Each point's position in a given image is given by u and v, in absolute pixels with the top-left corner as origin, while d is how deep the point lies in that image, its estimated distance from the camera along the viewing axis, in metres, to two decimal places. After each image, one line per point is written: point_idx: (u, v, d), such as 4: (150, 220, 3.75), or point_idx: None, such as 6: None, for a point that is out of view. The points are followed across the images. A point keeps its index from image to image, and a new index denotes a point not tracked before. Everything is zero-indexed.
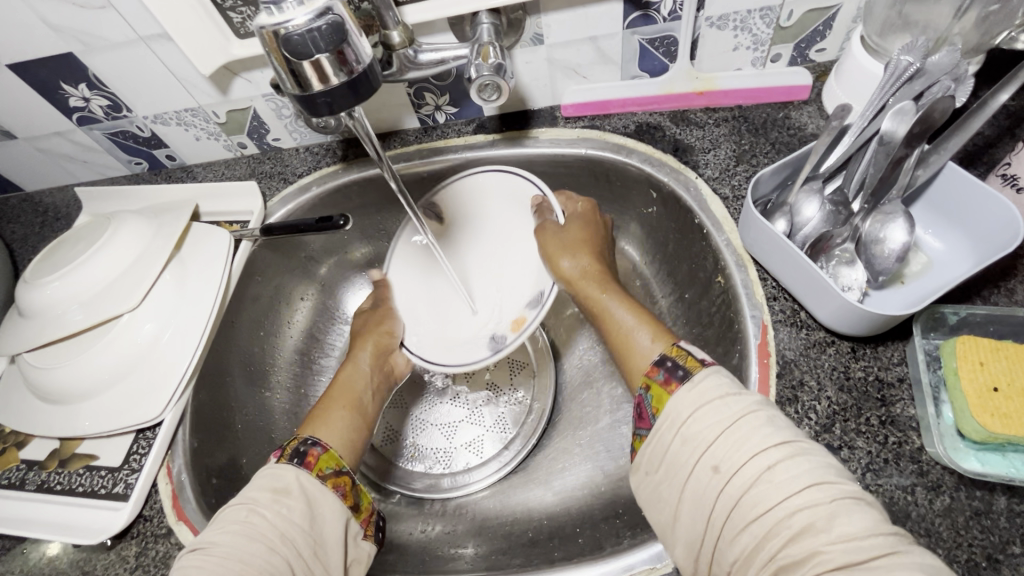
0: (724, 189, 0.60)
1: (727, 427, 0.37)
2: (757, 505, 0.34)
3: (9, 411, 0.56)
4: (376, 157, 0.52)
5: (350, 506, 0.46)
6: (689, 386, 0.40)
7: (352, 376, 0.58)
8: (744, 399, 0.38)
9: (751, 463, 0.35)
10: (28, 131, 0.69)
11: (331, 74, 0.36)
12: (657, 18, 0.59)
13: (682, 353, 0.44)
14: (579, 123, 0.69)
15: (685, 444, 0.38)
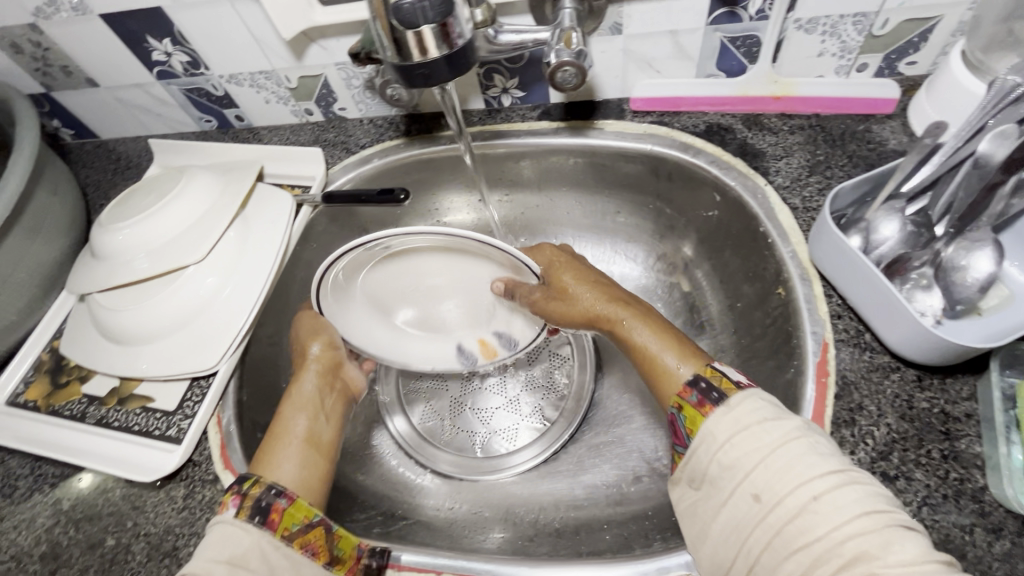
0: (794, 199, 0.58)
1: (767, 456, 0.37)
2: (803, 535, 0.34)
3: (76, 346, 0.60)
4: (457, 131, 0.54)
5: (325, 562, 0.45)
6: (726, 410, 0.40)
7: (296, 408, 0.53)
8: (785, 426, 0.38)
9: (794, 493, 0.35)
10: (110, 80, 0.72)
11: (432, 47, 0.36)
12: (743, 16, 0.58)
13: (716, 373, 0.42)
14: (647, 118, 0.67)
15: (724, 473, 0.38)
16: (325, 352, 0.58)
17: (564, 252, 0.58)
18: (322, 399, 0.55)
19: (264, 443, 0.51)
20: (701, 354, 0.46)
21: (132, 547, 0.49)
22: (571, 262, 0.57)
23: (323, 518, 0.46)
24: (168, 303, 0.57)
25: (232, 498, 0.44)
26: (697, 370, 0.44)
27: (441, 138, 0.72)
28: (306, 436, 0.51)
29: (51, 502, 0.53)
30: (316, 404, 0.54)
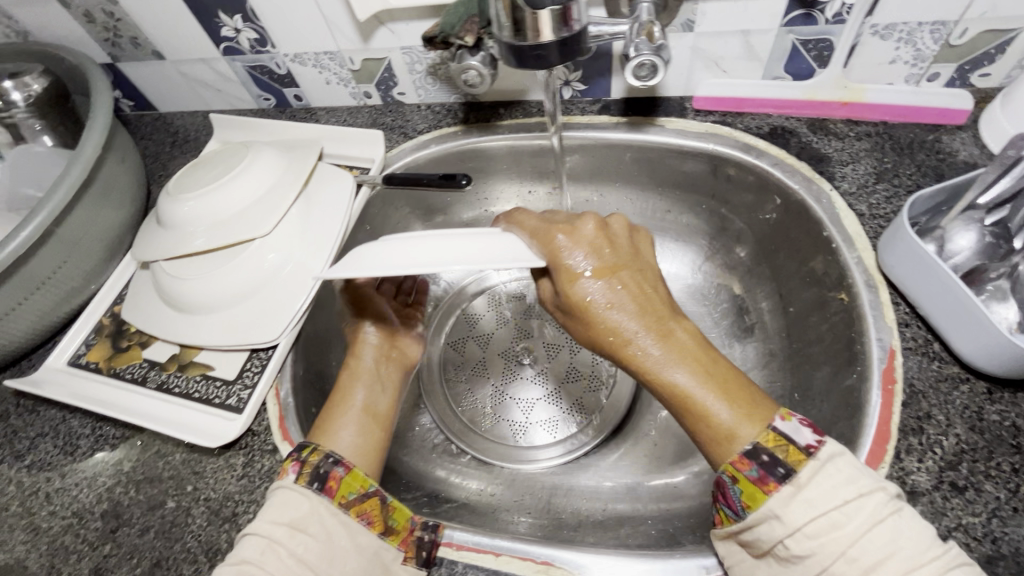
0: (860, 205, 0.57)
1: (848, 548, 0.35)
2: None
3: (139, 312, 0.61)
4: (551, 118, 0.58)
5: (379, 532, 0.44)
6: (797, 489, 0.38)
7: (353, 378, 0.54)
8: (868, 508, 0.36)
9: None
10: (177, 54, 0.73)
11: (548, 29, 0.39)
12: (819, 19, 0.57)
13: (780, 442, 0.40)
14: (709, 117, 0.67)
15: (797, 559, 0.37)
16: (378, 327, 0.58)
17: (584, 248, 0.48)
18: (380, 370, 0.56)
19: (325, 411, 0.51)
20: (757, 410, 0.43)
21: (191, 510, 0.50)
22: (591, 258, 0.48)
23: (377, 489, 0.46)
24: (232, 275, 0.57)
25: (292, 464, 0.45)
26: (755, 435, 0.41)
27: (499, 128, 0.72)
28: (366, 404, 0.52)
29: (112, 462, 0.54)
30: (374, 374, 0.55)
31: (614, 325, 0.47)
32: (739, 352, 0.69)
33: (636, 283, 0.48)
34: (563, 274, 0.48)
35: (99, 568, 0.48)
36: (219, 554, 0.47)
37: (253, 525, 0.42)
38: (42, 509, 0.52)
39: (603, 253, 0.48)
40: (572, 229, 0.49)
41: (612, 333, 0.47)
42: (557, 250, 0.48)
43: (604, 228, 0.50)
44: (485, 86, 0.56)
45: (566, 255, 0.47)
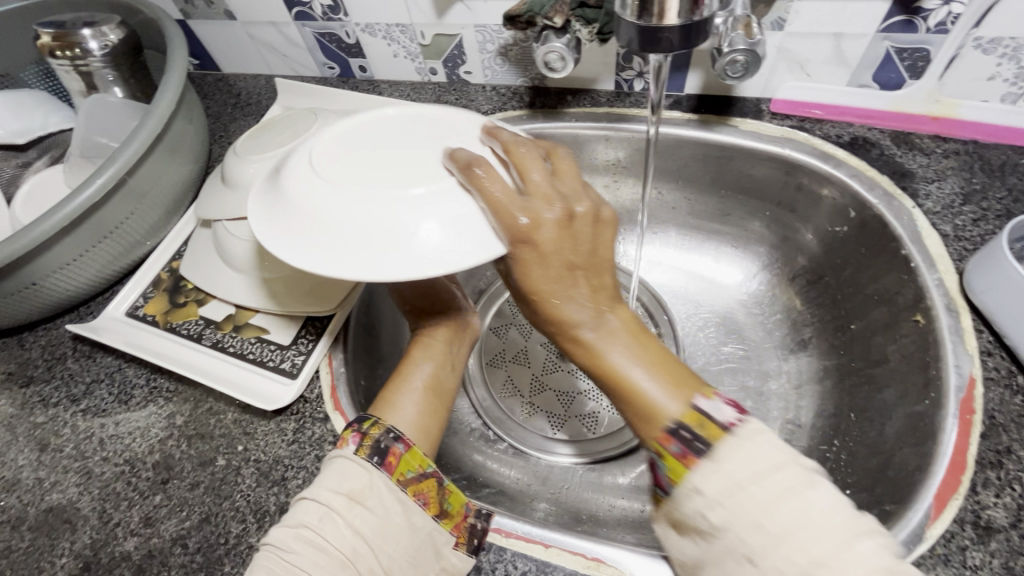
0: (945, 226, 0.55)
1: (765, 519, 0.32)
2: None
3: (198, 270, 0.61)
4: (652, 110, 0.55)
5: (434, 514, 0.44)
6: (712, 459, 0.35)
7: (421, 356, 0.54)
8: (781, 478, 0.33)
9: (788, 555, 0.31)
10: (249, 16, 0.73)
11: (674, 13, 0.39)
12: (920, 27, 0.55)
13: (700, 419, 0.36)
14: (786, 122, 0.65)
15: (717, 534, 0.34)
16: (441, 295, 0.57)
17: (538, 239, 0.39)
18: (449, 346, 0.55)
19: (390, 384, 0.51)
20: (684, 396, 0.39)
21: (241, 470, 0.50)
22: (551, 253, 0.39)
23: (434, 470, 0.45)
24: None
25: (352, 435, 0.45)
26: (675, 412, 0.37)
27: (565, 115, 0.70)
28: (435, 381, 0.52)
29: (165, 415, 0.54)
30: (443, 352, 0.55)
31: (564, 317, 0.41)
32: (792, 365, 0.67)
33: (593, 270, 0.41)
34: (517, 265, 0.40)
35: (149, 517, 0.49)
36: (267, 516, 0.48)
37: (313, 492, 0.42)
38: (95, 453, 0.53)
39: (566, 245, 0.39)
40: (533, 222, 0.38)
41: (558, 324, 0.41)
42: (522, 247, 0.39)
43: (575, 215, 0.39)
44: (569, 65, 0.54)
45: (517, 238, 0.39)
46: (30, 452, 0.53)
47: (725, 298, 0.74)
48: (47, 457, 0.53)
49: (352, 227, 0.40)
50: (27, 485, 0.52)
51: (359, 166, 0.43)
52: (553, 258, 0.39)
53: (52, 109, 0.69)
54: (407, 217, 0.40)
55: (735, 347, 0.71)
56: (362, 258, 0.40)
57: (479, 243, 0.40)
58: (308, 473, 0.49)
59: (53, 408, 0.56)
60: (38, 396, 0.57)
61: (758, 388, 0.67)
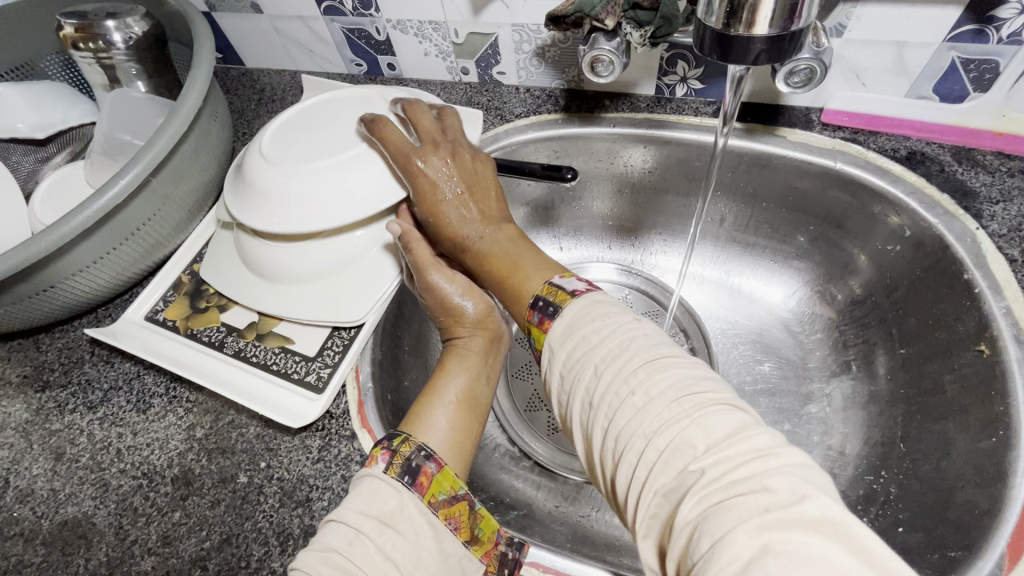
0: (1012, 250, 0.51)
1: (596, 360, 0.38)
2: (632, 435, 0.34)
3: (219, 275, 0.59)
4: (727, 121, 0.52)
5: (464, 540, 0.41)
6: (561, 320, 0.42)
7: (455, 369, 0.51)
8: (611, 326, 0.39)
9: (619, 392, 0.35)
10: (276, 9, 0.70)
11: (767, 20, 0.36)
12: (991, 37, 0.52)
13: (553, 289, 0.45)
14: (838, 133, 0.62)
15: (567, 386, 0.39)
16: (474, 301, 0.54)
17: (430, 170, 0.53)
18: (483, 356, 0.53)
19: (422, 399, 0.49)
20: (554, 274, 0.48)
21: (264, 489, 0.48)
22: (441, 183, 0.53)
23: (467, 493, 0.43)
24: (319, 251, 0.55)
25: (382, 452, 0.42)
26: (537, 290, 0.46)
27: (603, 120, 0.67)
28: (470, 395, 0.49)
29: (184, 426, 0.52)
30: (478, 366, 0.52)
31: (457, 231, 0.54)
32: (834, 387, 0.64)
33: (476, 193, 0.55)
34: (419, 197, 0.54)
35: (168, 536, 0.47)
36: (290, 539, 0.45)
37: (341, 513, 0.39)
38: (112, 465, 0.51)
39: (452, 179, 0.54)
40: (422, 159, 0.53)
41: (455, 238, 0.54)
42: (416, 181, 0.53)
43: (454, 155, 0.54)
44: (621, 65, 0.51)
45: (415, 174, 0.53)
46: (45, 461, 0.51)
47: (762, 315, 0.71)
48: (62, 468, 0.51)
49: (293, 187, 0.52)
50: (41, 497, 0.50)
51: (291, 141, 0.55)
52: (443, 183, 0.53)
53: (74, 102, 0.67)
54: (337, 175, 0.53)
55: (773, 367, 0.68)
56: (308, 211, 0.52)
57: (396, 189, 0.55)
58: (334, 494, 0.47)
59: (70, 415, 0.54)
60: (55, 402, 0.55)
61: (797, 411, 0.65)
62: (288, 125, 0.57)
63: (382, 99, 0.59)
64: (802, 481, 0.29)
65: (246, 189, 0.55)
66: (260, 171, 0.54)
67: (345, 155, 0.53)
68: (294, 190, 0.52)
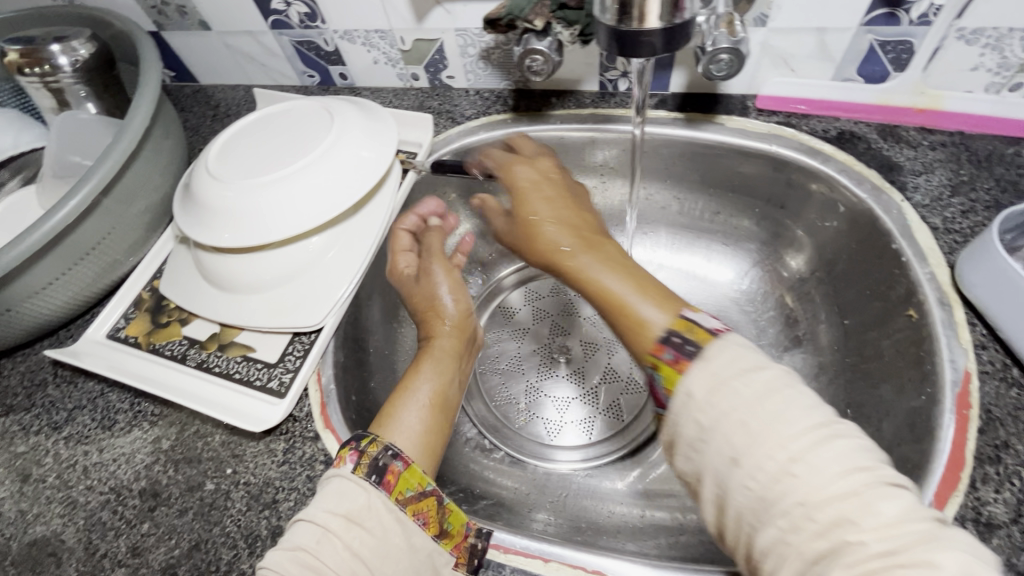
0: (934, 218, 0.54)
1: (740, 412, 0.35)
2: (786, 499, 0.32)
3: (179, 289, 0.60)
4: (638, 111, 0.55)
5: (434, 535, 0.42)
6: (702, 361, 0.37)
7: (427, 370, 0.53)
8: (759, 377, 0.35)
9: (773, 454, 0.33)
10: (224, 26, 0.71)
11: (655, 15, 0.39)
12: (903, 19, 0.55)
13: (690, 324, 0.39)
14: (772, 118, 0.64)
15: (705, 435, 0.36)
16: (455, 301, 0.58)
17: (527, 174, 0.56)
18: (454, 360, 0.55)
19: (395, 397, 0.50)
20: (673, 302, 0.42)
21: (231, 494, 0.49)
22: (535, 185, 0.55)
23: (435, 488, 0.44)
24: (274, 258, 0.57)
25: (350, 453, 0.43)
26: (667, 322, 0.40)
27: (550, 118, 0.69)
28: (440, 394, 0.51)
29: (150, 439, 0.53)
30: (449, 369, 0.53)
31: (549, 241, 0.51)
32: (786, 361, 0.67)
33: (573, 206, 0.53)
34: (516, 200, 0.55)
35: (137, 547, 0.47)
36: (258, 541, 0.46)
37: (309, 512, 0.40)
38: (79, 483, 0.51)
39: (546, 186, 0.55)
40: (511, 166, 0.57)
41: (537, 242, 0.52)
42: (506, 181, 0.57)
43: (547, 172, 0.57)
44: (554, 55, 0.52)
45: (513, 175, 0.56)
46: (11, 483, 0.52)
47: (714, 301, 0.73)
48: (29, 488, 0.51)
49: (246, 207, 0.54)
50: (9, 519, 0.50)
51: (238, 160, 0.57)
52: (533, 185, 0.55)
53: (25, 127, 0.67)
54: (287, 185, 0.54)
55: None
56: (263, 221, 0.54)
57: (349, 190, 0.56)
58: (300, 495, 0.48)
59: (35, 437, 0.54)
60: (19, 425, 0.55)
61: None
62: (232, 143, 0.58)
63: (325, 112, 0.60)
64: (967, 561, 0.29)
65: (198, 204, 0.56)
66: (211, 186, 0.55)
67: (295, 165, 0.55)
68: (246, 209, 0.54)
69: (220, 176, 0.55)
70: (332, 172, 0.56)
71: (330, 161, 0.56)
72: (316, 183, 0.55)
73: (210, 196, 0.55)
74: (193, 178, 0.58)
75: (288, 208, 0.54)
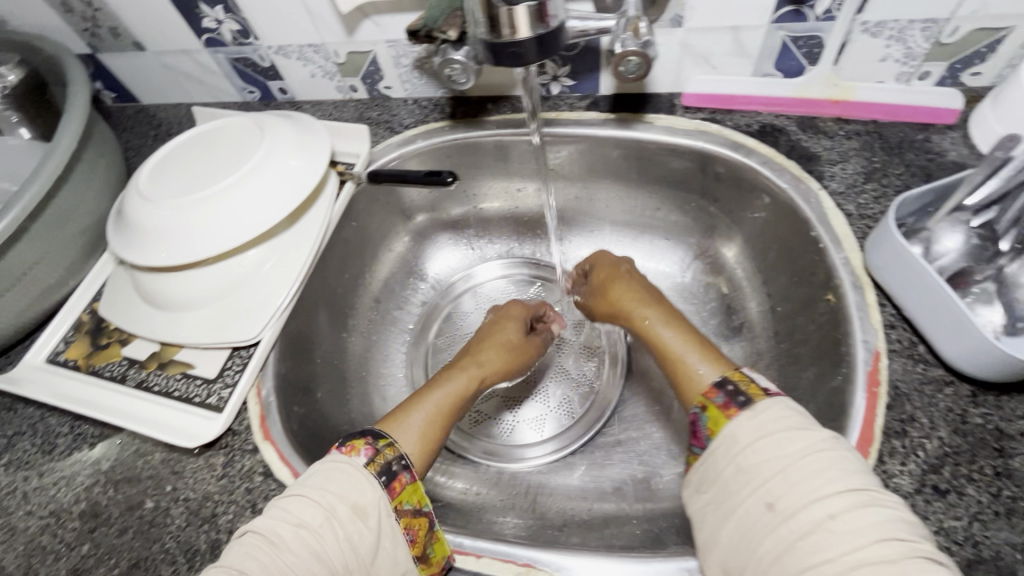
0: (848, 205, 0.57)
1: (787, 467, 0.38)
2: (814, 552, 0.34)
3: (118, 310, 0.60)
4: (532, 114, 0.58)
5: (416, 555, 0.43)
6: (752, 413, 0.41)
7: (446, 388, 0.56)
8: (810, 438, 0.39)
9: (809, 509, 0.36)
10: (159, 45, 0.72)
11: (525, 25, 0.40)
12: (809, 15, 0.57)
13: (745, 378, 0.45)
14: (698, 115, 0.66)
15: (741, 480, 0.39)
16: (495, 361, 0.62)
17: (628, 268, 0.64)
18: (467, 390, 0.57)
19: (405, 403, 0.53)
20: (727, 362, 0.48)
21: (171, 511, 0.49)
22: (642, 284, 0.62)
23: (431, 510, 0.45)
24: (210, 274, 0.57)
25: (367, 448, 0.45)
26: (726, 373, 0.46)
27: (486, 123, 0.71)
28: (448, 413, 0.54)
29: (91, 461, 0.53)
30: (460, 391, 0.56)
31: (624, 293, 0.61)
32: (727, 350, 0.69)
33: (659, 299, 0.59)
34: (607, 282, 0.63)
35: (76, 569, 0.48)
36: (197, 555, 0.47)
37: (323, 489, 0.42)
38: (18, 509, 0.51)
39: (649, 289, 0.61)
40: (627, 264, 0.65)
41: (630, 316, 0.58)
42: (616, 270, 0.64)
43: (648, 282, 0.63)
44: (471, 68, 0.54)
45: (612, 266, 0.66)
46: None
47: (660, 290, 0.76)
48: None
49: (179, 225, 0.54)
50: None
51: (169, 181, 0.57)
52: (639, 281, 0.62)
53: None
54: (216, 202, 0.55)
55: None
56: (192, 238, 0.54)
57: (281, 203, 0.57)
58: (239, 507, 0.49)
59: None
60: None
61: None
62: (165, 165, 0.59)
63: (257, 128, 0.61)
64: None
65: (130, 225, 0.56)
66: (141, 206, 0.56)
67: (224, 180, 0.56)
68: (178, 226, 0.54)
69: (151, 196, 0.56)
70: (261, 186, 0.56)
71: (259, 175, 0.57)
72: (249, 198, 0.56)
73: (141, 214, 0.56)
74: (125, 199, 0.58)
75: (218, 224, 0.55)
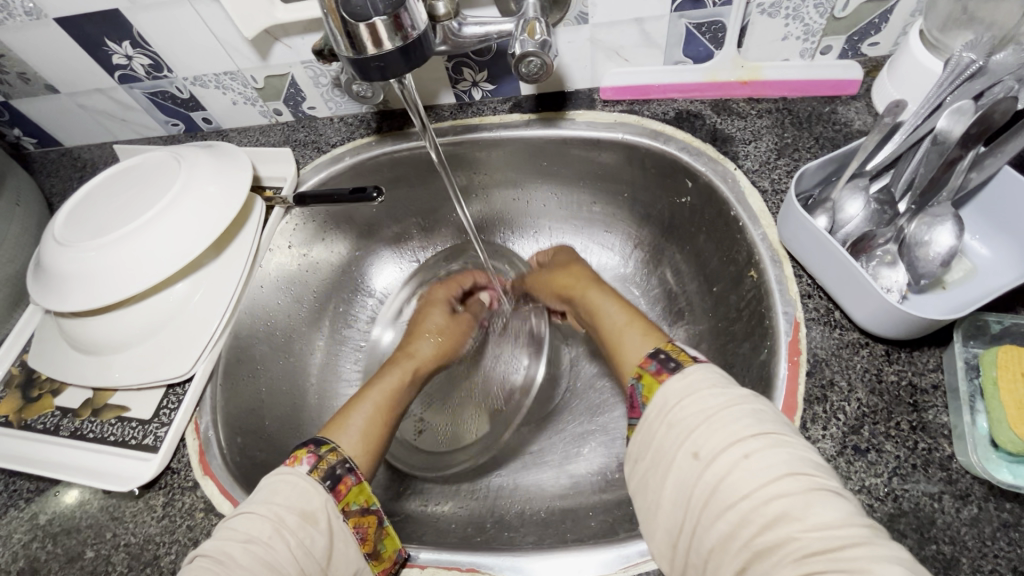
0: (763, 182, 0.58)
1: (708, 419, 0.38)
2: (734, 490, 0.34)
3: (45, 360, 0.58)
4: (421, 127, 0.57)
5: (366, 553, 0.43)
6: (681, 376, 0.41)
7: (382, 386, 0.57)
8: (728, 394, 0.39)
9: (728, 452, 0.36)
10: (71, 87, 0.70)
11: (386, 38, 0.41)
12: (707, 2, 0.58)
13: (676, 347, 0.45)
14: (617, 107, 0.67)
15: (669, 436, 0.39)
16: (428, 351, 0.65)
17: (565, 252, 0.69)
18: (401, 381, 0.59)
19: (347, 407, 0.53)
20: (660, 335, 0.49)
21: (112, 558, 0.48)
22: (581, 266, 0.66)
23: (380, 508, 0.45)
24: (136, 313, 0.56)
25: (308, 455, 0.44)
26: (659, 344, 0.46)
27: (412, 135, 0.71)
28: (390, 413, 0.54)
29: (26, 517, 0.52)
30: (394, 389, 0.57)
31: (582, 275, 0.63)
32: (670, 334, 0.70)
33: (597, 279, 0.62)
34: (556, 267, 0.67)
35: None
36: None
37: (269, 500, 0.41)
38: None
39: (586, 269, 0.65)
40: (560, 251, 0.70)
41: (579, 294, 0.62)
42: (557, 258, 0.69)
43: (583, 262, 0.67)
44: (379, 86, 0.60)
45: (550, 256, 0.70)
46: None
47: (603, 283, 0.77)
48: None
49: (102, 263, 0.53)
50: None
51: (86, 224, 0.57)
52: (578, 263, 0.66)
53: None
54: (134, 239, 0.54)
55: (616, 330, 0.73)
56: (109, 278, 0.53)
57: (201, 228, 0.56)
58: (181, 546, 0.48)
59: None
60: None
61: None
62: (83, 208, 0.59)
63: (174, 159, 0.60)
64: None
65: (47, 273, 0.55)
66: (58, 250, 0.55)
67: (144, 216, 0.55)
68: (96, 267, 0.53)
69: (68, 240, 0.55)
70: (179, 212, 0.55)
71: (177, 204, 0.56)
72: (169, 227, 0.55)
73: (58, 257, 0.55)
74: (43, 246, 0.57)
75: (140, 254, 0.54)
